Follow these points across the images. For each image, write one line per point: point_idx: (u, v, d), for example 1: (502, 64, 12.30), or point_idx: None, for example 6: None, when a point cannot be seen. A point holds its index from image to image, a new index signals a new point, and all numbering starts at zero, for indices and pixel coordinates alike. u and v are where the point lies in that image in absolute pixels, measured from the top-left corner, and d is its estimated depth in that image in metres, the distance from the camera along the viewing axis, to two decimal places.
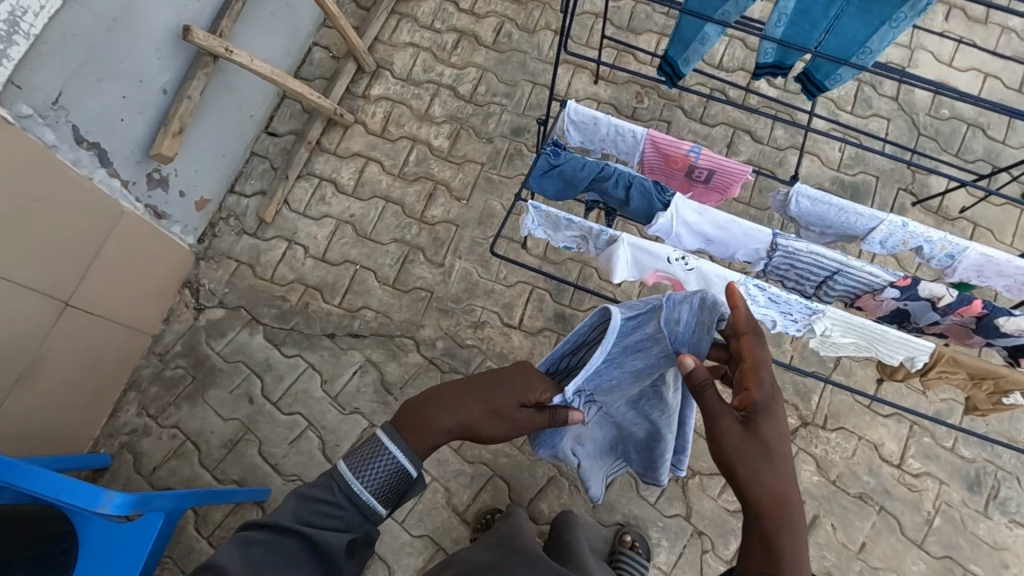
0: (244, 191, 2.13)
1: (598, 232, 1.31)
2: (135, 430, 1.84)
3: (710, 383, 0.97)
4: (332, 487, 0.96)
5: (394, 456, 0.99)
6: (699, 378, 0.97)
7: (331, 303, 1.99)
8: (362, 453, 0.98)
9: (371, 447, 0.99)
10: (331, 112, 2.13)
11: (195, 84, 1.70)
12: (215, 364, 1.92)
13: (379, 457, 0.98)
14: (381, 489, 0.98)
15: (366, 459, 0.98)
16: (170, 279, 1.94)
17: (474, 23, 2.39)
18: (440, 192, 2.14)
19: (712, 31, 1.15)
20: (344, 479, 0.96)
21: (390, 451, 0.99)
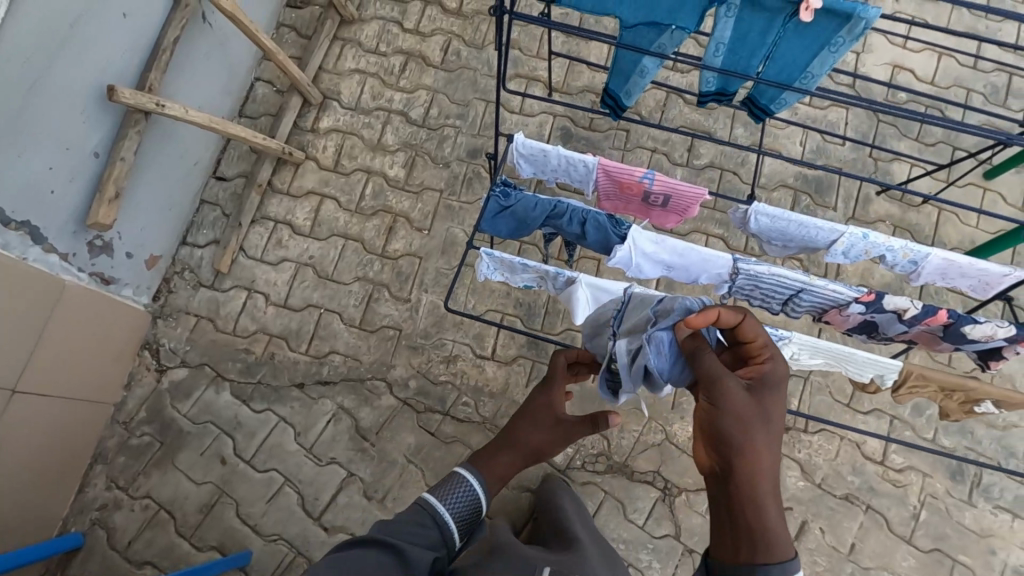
0: (197, 241, 2.05)
1: (554, 274, 1.27)
2: (105, 505, 1.79)
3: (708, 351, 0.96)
4: (421, 512, 1.13)
5: (476, 488, 1.24)
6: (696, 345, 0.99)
7: (297, 350, 1.94)
8: (447, 486, 1.22)
9: (454, 482, 1.23)
10: (279, 152, 2.06)
11: (128, 144, 1.62)
12: (183, 427, 1.86)
13: (465, 488, 1.23)
14: (465, 514, 1.20)
15: (453, 490, 1.21)
16: (127, 344, 1.87)
17: (420, 43, 2.32)
18: (399, 224, 2.09)
19: (652, 64, 1.10)
20: (434, 504, 1.16)
21: (475, 484, 1.24)
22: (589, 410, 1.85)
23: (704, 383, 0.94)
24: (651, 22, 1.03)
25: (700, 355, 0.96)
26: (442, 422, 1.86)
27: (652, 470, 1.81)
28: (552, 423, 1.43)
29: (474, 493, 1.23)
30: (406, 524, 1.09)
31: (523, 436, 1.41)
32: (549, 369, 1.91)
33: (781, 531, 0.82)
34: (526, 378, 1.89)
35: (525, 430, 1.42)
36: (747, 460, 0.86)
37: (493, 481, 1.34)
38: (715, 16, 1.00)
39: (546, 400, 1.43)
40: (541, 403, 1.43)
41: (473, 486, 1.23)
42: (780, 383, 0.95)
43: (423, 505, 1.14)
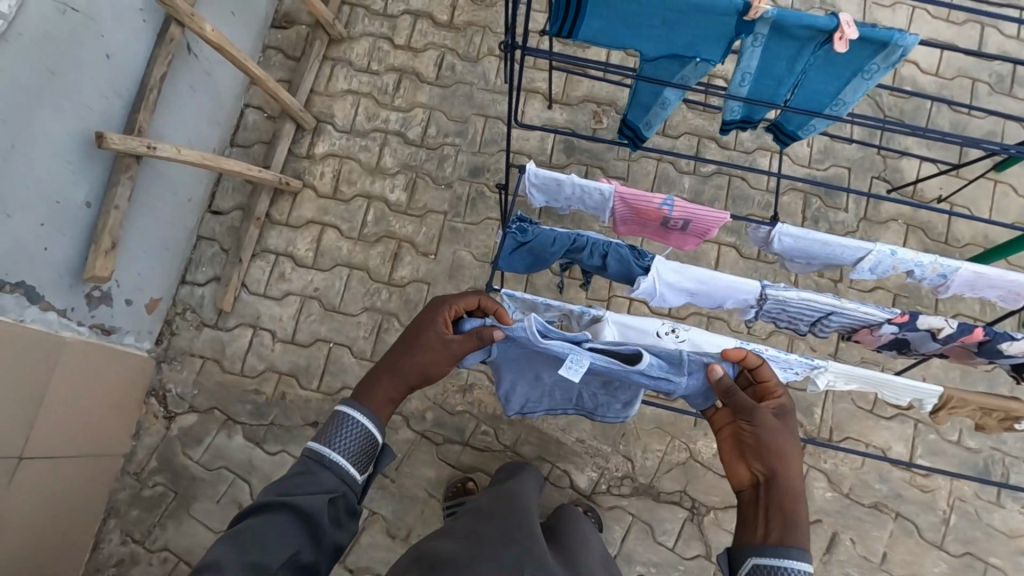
0: (197, 280, 1.99)
1: (578, 313, 1.23)
2: (122, 560, 1.74)
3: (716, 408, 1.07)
4: (309, 462, 1.03)
5: (363, 424, 1.08)
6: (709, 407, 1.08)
7: (308, 388, 1.89)
8: (330, 426, 1.06)
9: (337, 420, 1.07)
10: (276, 182, 1.99)
11: (120, 192, 1.56)
12: (196, 475, 1.81)
13: (348, 427, 1.06)
14: (356, 452, 1.06)
15: (336, 431, 1.06)
16: (133, 392, 1.82)
17: (413, 58, 2.25)
18: (404, 250, 2.03)
19: (673, 96, 1.06)
20: (324, 451, 1.03)
21: (358, 418, 1.07)
22: (611, 432, 1.82)
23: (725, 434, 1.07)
24: (672, 55, 0.98)
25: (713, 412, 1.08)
26: (462, 453, 1.82)
27: (678, 490, 1.78)
28: (442, 351, 1.12)
29: (363, 427, 1.07)
30: (296, 480, 1.00)
31: (405, 359, 1.12)
32: None
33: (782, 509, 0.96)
34: None
35: (409, 354, 1.13)
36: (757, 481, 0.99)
37: (375, 410, 1.10)
38: (741, 46, 0.95)
39: (433, 328, 1.13)
40: (426, 326, 1.14)
41: (358, 421, 1.07)
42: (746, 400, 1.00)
43: (309, 457, 1.03)
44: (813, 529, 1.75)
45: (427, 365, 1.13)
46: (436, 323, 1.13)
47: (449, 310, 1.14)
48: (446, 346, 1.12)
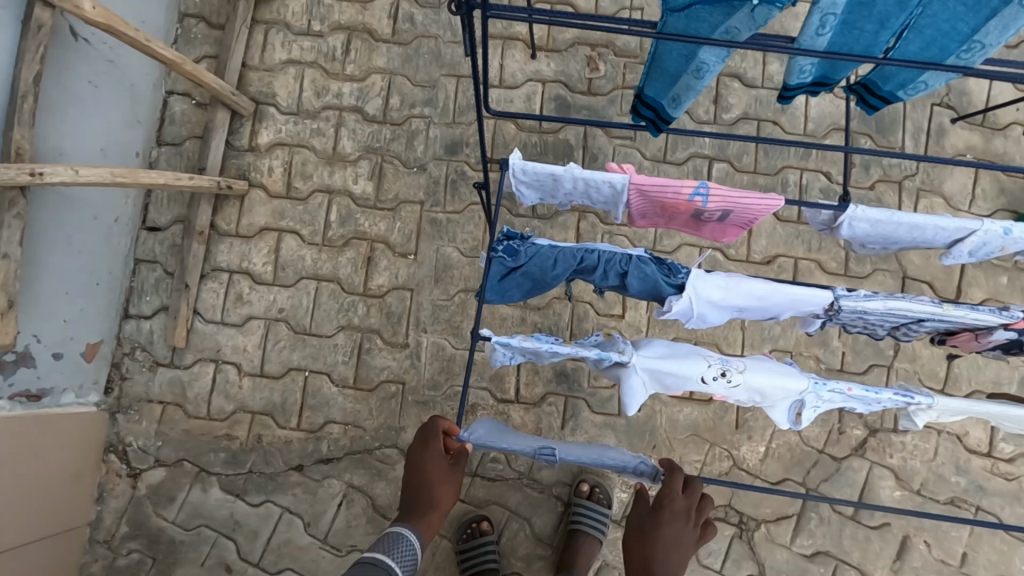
0: (142, 312, 1.71)
1: (595, 358, 0.93)
2: None
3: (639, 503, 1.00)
4: (373, 564, 0.96)
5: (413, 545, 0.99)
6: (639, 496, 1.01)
7: (288, 427, 1.64)
8: (383, 545, 0.99)
9: (390, 539, 0.99)
10: (215, 188, 1.66)
11: (7, 235, 1.25)
12: (174, 538, 1.60)
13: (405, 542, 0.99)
14: (412, 565, 1.00)
15: (391, 547, 0.98)
16: (88, 453, 1.59)
17: (362, 11, 1.84)
18: (379, 252, 1.72)
19: (712, 57, 0.74)
20: (386, 561, 0.96)
21: (410, 540, 0.99)
22: (639, 445, 1.58)
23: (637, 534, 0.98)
24: None
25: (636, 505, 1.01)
26: (472, 485, 1.59)
27: (723, 505, 1.55)
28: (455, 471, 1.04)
29: (416, 547, 1.00)
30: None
31: (433, 491, 1.00)
32: (586, 403, 1.62)
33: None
34: (561, 419, 1.60)
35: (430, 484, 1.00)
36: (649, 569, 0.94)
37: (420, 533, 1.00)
38: None
39: (433, 451, 1.01)
40: (425, 452, 1.02)
41: (411, 543, 0.99)
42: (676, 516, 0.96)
43: (366, 562, 0.96)
44: (882, 535, 1.53)
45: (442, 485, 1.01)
46: (437, 446, 1.01)
47: (436, 435, 1.01)
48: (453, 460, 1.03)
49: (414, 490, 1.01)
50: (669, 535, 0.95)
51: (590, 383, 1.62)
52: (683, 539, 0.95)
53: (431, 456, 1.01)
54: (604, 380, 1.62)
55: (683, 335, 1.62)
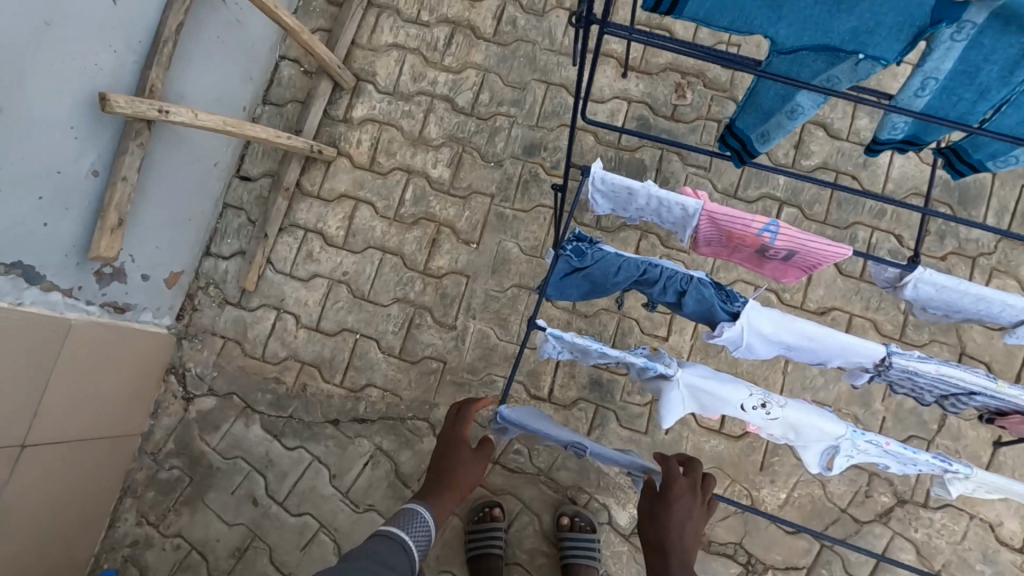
0: (221, 253, 1.85)
1: (640, 365, 0.97)
2: (137, 541, 1.69)
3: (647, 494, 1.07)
4: (386, 539, 1.05)
5: (428, 521, 1.10)
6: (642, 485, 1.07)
7: (331, 382, 1.74)
8: (398, 520, 1.09)
9: (407, 515, 1.09)
10: (307, 150, 1.78)
11: (129, 161, 1.39)
12: (212, 463, 1.72)
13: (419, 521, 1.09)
14: (425, 543, 1.09)
15: (406, 523, 1.08)
16: (153, 370, 1.73)
17: (469, 9, 1.95)
18: (444, 235, 1.80)
19: (809, 102, 0.77)
20: (399, 535, 1.05)
21: (425, 515, 1.10)
22: None
23: (652, 522, 1.04)
24: (820, 48, 0.67)
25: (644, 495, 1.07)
26: (491, 472, 1.64)
27: (733, 542, 1.55)
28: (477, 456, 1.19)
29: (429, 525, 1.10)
30: (377, 556, 1.00)
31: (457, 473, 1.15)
32: (614, 415, 1.65)
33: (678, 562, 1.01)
34: (588, 425, 1.64)
35: (456, 470, 1.15)
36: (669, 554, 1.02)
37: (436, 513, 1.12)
38: (930, 40, 0.65)
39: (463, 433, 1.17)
40: (454, 437, 1.17)
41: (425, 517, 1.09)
42: (687, 497, 1.03)
43: (381, 534, 1.06)
44: None
45: (465, 471, 1.16)
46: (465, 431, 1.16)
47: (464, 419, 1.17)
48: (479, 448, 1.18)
49: (438, 471, 1.16)
50: (678, 514, 1.02)
51: (622, 396, 1.66)
52: (693, 514, 1.03)
53: (456, 437, 1.16)
54: (636, 397, 1.65)
55: (723, 367, 1.64)
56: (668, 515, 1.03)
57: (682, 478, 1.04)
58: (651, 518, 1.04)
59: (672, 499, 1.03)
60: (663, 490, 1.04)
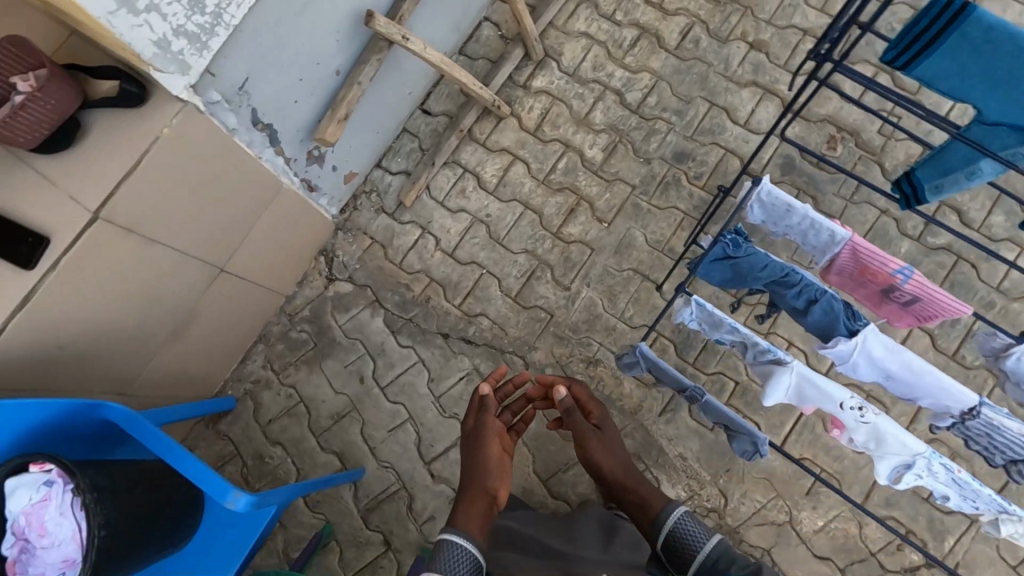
0: (390, 168, 2.13)
1: (762, 348, 1.18)
2: (258, 381, 1.99)
3: (572, 411, 1.47)
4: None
5: (466, 546, 1.21)
6: (567, 405, 1.47)
7: (451, 302, 1.99)
8: (436, 557, 1.20)
9: (445, 551, 1.20)
10: (488, 102, 2.04)
11: (367, 71, 1.67)
12: (335, 338, 2.01)
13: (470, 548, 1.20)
14: (471, 563, 1.20)
15: (445, 558, 1.18)
16: (311, 247, 2.02)
17: (660, 20, 2.15)
18: (582, 208, 2.02)
19: (990, 168, 0.94)
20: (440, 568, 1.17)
21: (461, 543, 1.21)
22: (717, 462, 1.77)
23: (598, 449, 1.45)
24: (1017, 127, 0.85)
25: (570, 412, 1.47)
26: None
27: (763, 547, 1.71)
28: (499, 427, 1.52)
29: (467, 548, 1.20)
30: None
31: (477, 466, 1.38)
32: (687, 406, 1.83)
33: (633, 476, 1.43)
34: (662, 407, 1.83)
35: (473, 467, 1.38)
36: (629, 489, 1.41)
37: (469, 522, 1.27)
38: None
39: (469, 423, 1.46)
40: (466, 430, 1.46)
41: (460, 542, 1.21)
42: (607, 420, 1.50)
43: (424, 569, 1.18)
44: None
45: (481, 458, 1.38)
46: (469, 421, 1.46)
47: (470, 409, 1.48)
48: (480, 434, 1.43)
49: (465, 475, 1.39)
50: (608, 439, 1.47)
51: None
52: (616, 441, 1.49)
53: (469, 431, 1.45)
54: (712, 397, 1.83)
55: None
56: (606, 441, 1.46)
57: (586, 398, 1.51)
58: (597, 445, 1.45)
59: (603, 425, 1.49)
60: (598, 429, 1.48)
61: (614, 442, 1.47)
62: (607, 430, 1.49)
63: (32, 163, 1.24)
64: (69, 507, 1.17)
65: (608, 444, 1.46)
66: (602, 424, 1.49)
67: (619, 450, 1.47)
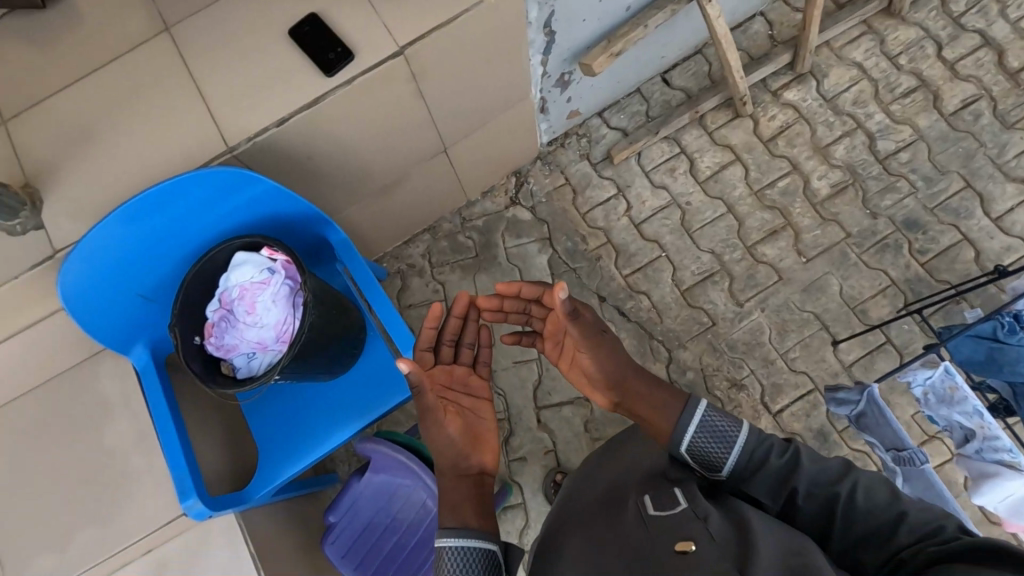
0: (609, 121, 2.09)
1: (998, 440, 1.17)
2: (413, 266, 2.04)
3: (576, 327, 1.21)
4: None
5: (468, 541, 1.02)
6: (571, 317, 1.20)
7: (619, 270, 1.96)
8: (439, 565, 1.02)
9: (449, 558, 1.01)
10: (737, 94, 1.96)
11: (657, 17, 1.64)
12: (497, 257, 2.02)
13: (469, 540, 1.02)
14: (484, 559, 1.02)
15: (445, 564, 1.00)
16: (511, 165, 2.03)
17: (945, 80, 1.99)
18: (786, 234, 1.92)
19: None
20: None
21: (460, 542, 1.02)
22: None
23: (602, 361, 1.22)
24: None
25: (578, 330, 1.22)
26: None
27: None
28: (454, 384, 1.32)
29: (469, 545, 1.02)
30: None
31: (450, 445, 1.19)
32: None
33: (644, 388, 1.21)
34: None
35: (446, 448, 1.19)
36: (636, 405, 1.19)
37: (466, 518, 1.07)
38: None
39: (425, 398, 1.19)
40: (428, 407, 1.20)
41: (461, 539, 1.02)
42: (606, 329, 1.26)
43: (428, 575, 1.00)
44: None
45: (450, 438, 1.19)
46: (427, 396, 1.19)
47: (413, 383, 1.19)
48: (432, 407, 1.20)
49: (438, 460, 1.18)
50: (606, 347, 1.23)
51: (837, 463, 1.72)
52: (618, 353, 1.24)
53: (427, 410, 1.20)
54: None
55: None
56: (607, 351, 1.23)
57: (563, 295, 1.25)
58: (597, 354, 1.23)
59: (599, 335, 1.24)
60: (592, 338, 1.23)
61: (613, 351, 1.24)
62: (607, 338, 1.25)
63: None
64: (274, 300, 1.22)
65: (610, 353, 1.23)
66: (599, 335, 1.24)
67: (623, 359, 1.23)
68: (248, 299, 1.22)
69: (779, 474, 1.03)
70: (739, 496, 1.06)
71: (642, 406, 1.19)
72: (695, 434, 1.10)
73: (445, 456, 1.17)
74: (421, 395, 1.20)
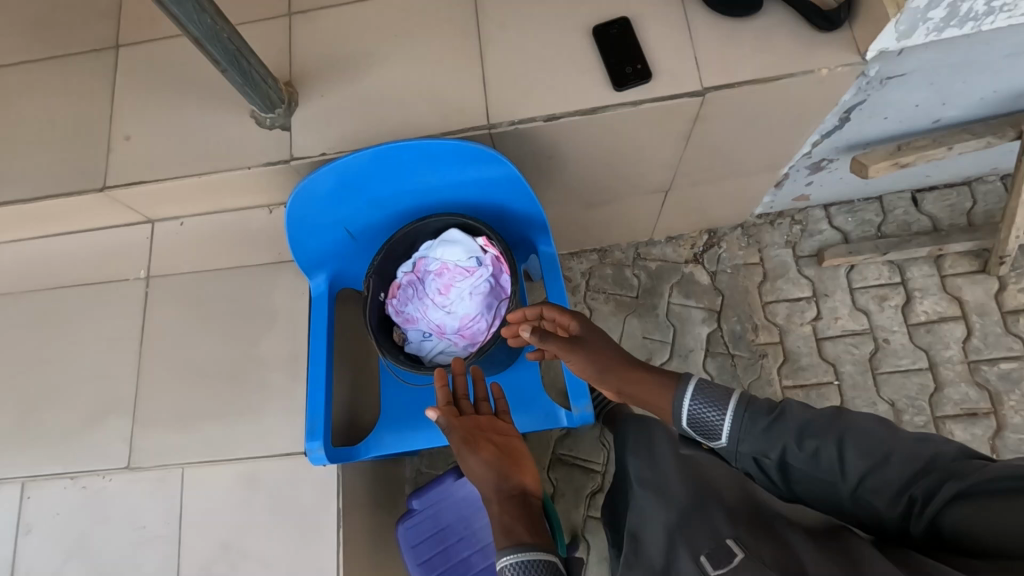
0: (833, 219, 1.88)
1: None
2: (569, 281, 1.95)
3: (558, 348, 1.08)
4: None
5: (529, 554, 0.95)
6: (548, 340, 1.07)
7: (780, 378, 1.76)
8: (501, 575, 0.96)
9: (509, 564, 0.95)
10: (999, 251, 1.69)
11: (967, 143, 1.42)
12: (656, 308, 1.88)
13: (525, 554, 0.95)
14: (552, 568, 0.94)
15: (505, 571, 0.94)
16: (711, 223, 1.87)
17: None
18: (987, 423, 1.66)
19: None
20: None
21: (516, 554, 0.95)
22: None
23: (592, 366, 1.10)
24: None
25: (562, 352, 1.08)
26: None
27: None
28: (490, 429, 1.13)
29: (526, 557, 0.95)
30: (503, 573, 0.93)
31: (490, 472, 1.07)
32: None
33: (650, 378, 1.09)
34: None
35: (488, 481, 1.07)
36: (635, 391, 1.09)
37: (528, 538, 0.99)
38: None
39: (457, 435, 1.08)
40: (461, 448, 1.08)
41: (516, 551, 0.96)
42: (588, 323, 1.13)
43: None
44: None
45: (487, 467, 1.07)
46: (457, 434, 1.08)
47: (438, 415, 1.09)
48: (467, 444, 1.08)
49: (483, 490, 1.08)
50: (588, 343, 1.10)
51: None
52: (606, 345, 1.12)
53: (461, 448, 1.08)
54: None
55: None
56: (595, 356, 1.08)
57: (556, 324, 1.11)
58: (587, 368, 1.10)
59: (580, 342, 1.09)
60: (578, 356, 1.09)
61: (598, 341, 1.11)
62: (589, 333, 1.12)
63: (686, 4, 1.18)
64: (469, 297, 1.17)
65: (595, 348, 1.09)
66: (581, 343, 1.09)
67: (610, 348, 1.12)
68: (445, 282, 1.18)
69: (771, 425, 0.90)
70: (748, 465, 0.94)
71: (641, 389, 1.09)
72: (692, 406, 0.98)
73: (492, 484, 1.07)
74: (451, 422, 1.09)
